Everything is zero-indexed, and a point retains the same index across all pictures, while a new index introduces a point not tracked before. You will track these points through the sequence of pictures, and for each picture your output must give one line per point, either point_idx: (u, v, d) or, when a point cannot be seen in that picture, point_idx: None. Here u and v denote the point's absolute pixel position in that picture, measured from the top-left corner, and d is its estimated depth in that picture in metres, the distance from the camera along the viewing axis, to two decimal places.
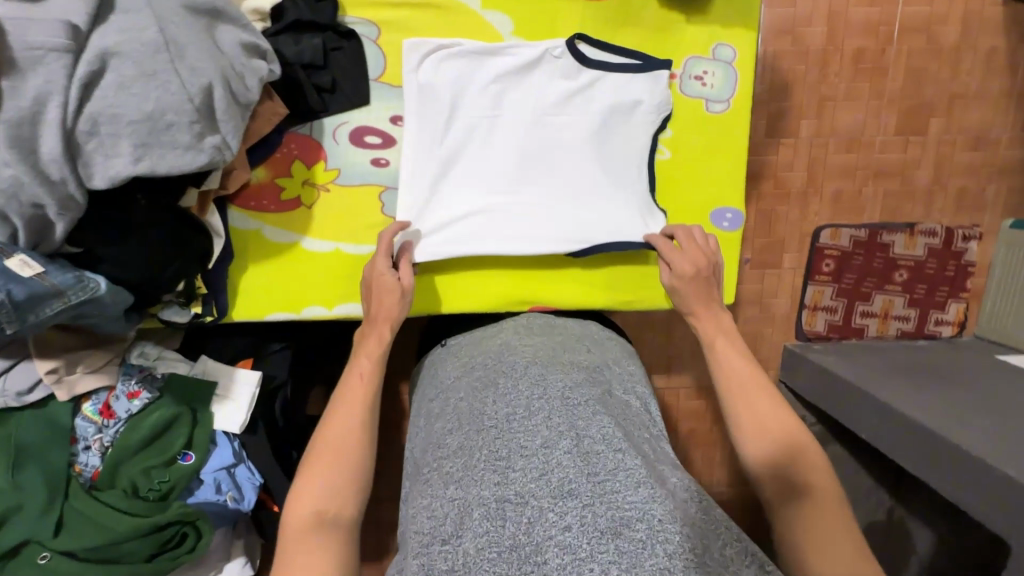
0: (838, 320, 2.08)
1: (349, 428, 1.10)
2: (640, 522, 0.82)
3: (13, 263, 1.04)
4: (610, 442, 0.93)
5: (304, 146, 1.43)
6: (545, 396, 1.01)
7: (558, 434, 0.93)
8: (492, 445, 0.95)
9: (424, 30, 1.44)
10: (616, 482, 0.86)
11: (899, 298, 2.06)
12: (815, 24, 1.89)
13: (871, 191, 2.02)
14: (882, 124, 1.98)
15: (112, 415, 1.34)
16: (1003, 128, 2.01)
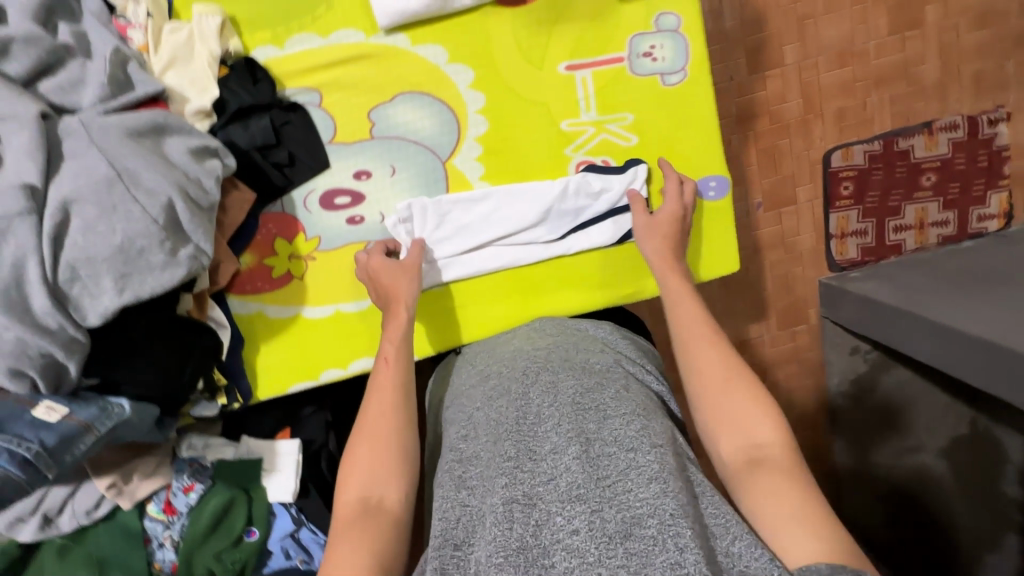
0: (871, 242, 1.49)
1: (382, 383, 0.67)
2: (652, 521, 0.51)
3: (39, 406, 0.62)
4: (623, 437, 0.58)
5: (284, 224, 0.84)
6: (542, 382, 0.65)
7: (543, 414, 0.61)
8: (491, 434, 0.62)
9: None
10: (624, 472, 0.55)
11: (931, 202, 1.47)
12: None
13: (880, 97, 1.42)
14: (873, 29, 1.38)
15: (179, 510, 0.91)
16: None
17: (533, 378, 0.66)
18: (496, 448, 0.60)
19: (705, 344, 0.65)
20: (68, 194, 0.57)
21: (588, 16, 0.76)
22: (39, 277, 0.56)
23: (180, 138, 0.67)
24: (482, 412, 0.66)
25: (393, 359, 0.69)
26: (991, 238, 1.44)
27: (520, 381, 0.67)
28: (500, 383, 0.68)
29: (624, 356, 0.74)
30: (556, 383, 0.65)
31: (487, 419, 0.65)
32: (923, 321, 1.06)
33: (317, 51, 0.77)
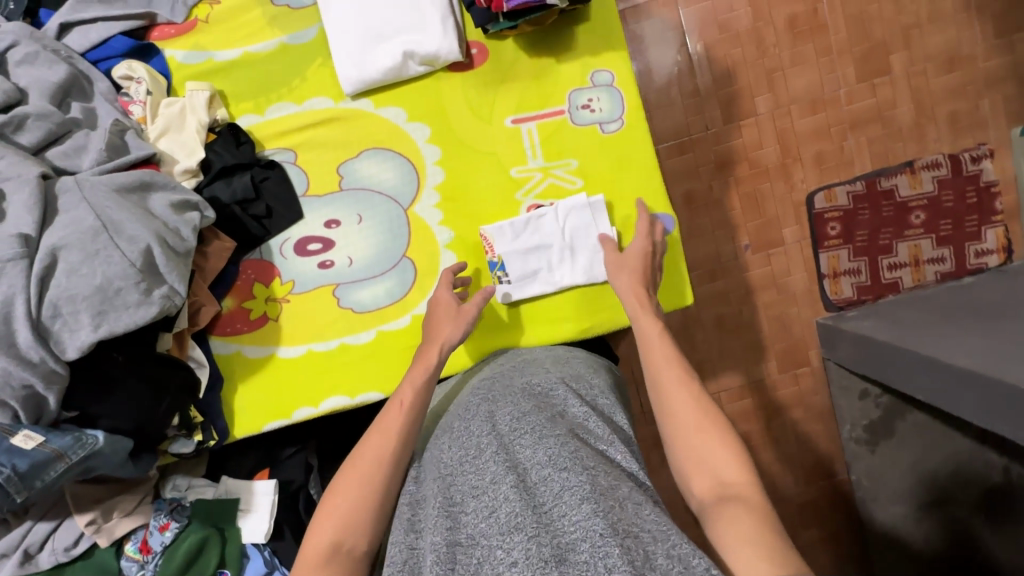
0: (868, 281, 1.43)
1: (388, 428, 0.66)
2: (585, 543, 0.49)
3: (18, 433, 0.68)
4: (557, 457, 0.58)
5: (262, 269, 0.91)
6: (485, 418, 0.66)
7: (481, 447, 0.62)
8: (438, 476, 0.63)
9: None
10: (558, 495, 0.54)
11: (925, 239, 1.42)
12: None
13: (857, 141, 1.42)
14: (841, 77, 1.40)
15: (154, 550, 0.93)
16: (976, 35, 1.39)
17: (475, 414, 0.68)
18: (440, 490, 0.60)
19: (678, 378, 0.63)
20: (58, 242, 0.66)
21: (530, 75, 0.85)
22: (24, 313, 0.63)
23: (164, 194, 0.76)
24: (433, 456, 0.67)
25: (408, 405, 0.68)
26: (992, 273, 1.38)
27: (463, 420, 0.68)
28: (449, 426, 0.69)
29: (572, 378, 0.75)
30: (495, 415, 0.66)
31: (436, 463, 0.65)
32: (918, 356, 1.05)
33: (293, 117, 0.88)
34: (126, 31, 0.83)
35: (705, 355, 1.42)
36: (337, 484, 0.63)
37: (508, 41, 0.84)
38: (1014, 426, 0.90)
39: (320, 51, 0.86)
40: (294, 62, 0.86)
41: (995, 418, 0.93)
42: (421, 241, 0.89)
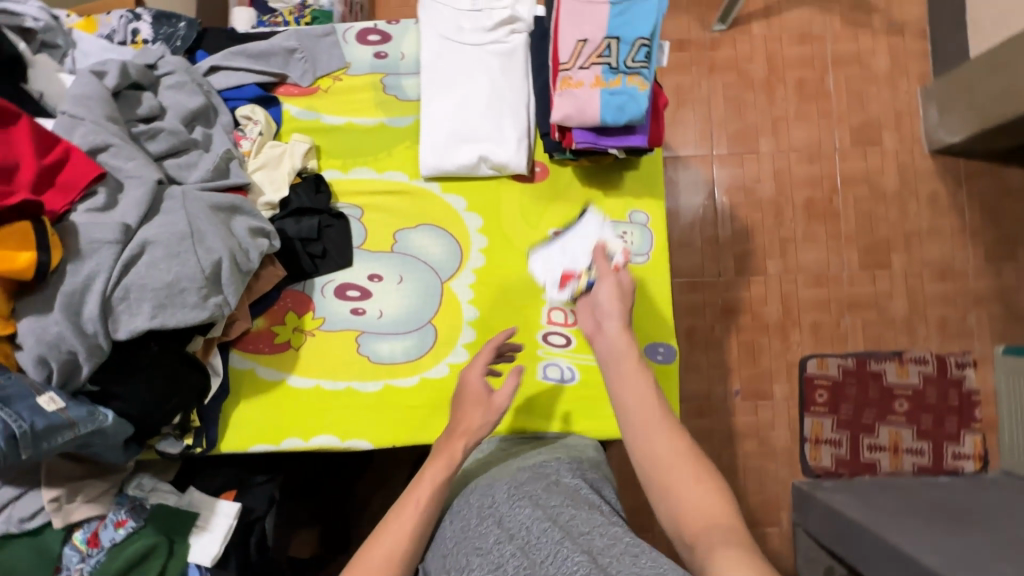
0: (846, 455, 1.48)
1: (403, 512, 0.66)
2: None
3: (44, 394, 0.71)
4: (556, 517, 0.63)
5: (299, 301, 1.00)
6: (483, 489, 0.72)
7: (482, 515, 0.68)
8: (443, 546, 0.69)
9: None
10: (558, 545, 0.58)
11: (906, 428, 1.49)
12: (751, 88, 1.60)
13: (853, 320, 1.54)
14: (845, 260, 1.56)
15: (101, 545, 0.92)
16: (969, 256, 1.56)
17: (473, 490, 0.74)
18: (447, 561, 0.66)
19: (654, 427, 0.60)
20: (150, 237, 0.75)
21: (579, 199, 0.98)
22: (100, 289, 0.71)
23: (246, 219, 0.86)
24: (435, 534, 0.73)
25: (422, 501, 0.67)
26: (965, 478, 1.43)
27: (462, 496, 0.74)
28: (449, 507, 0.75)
29: (565, 459, 0.80)
30: (491, 488, 0.72)
31: (438, 538, 0.71)
32: (885, 544, 1.07)
33: (370, 182, 1.01)
34: (259, 83, 0.99)
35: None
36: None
37: (567, 168, 0.99)
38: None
39: (410, 136, 1.01)
40: (386, 139, 1.01)
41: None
42: (447, 313, 0.98)
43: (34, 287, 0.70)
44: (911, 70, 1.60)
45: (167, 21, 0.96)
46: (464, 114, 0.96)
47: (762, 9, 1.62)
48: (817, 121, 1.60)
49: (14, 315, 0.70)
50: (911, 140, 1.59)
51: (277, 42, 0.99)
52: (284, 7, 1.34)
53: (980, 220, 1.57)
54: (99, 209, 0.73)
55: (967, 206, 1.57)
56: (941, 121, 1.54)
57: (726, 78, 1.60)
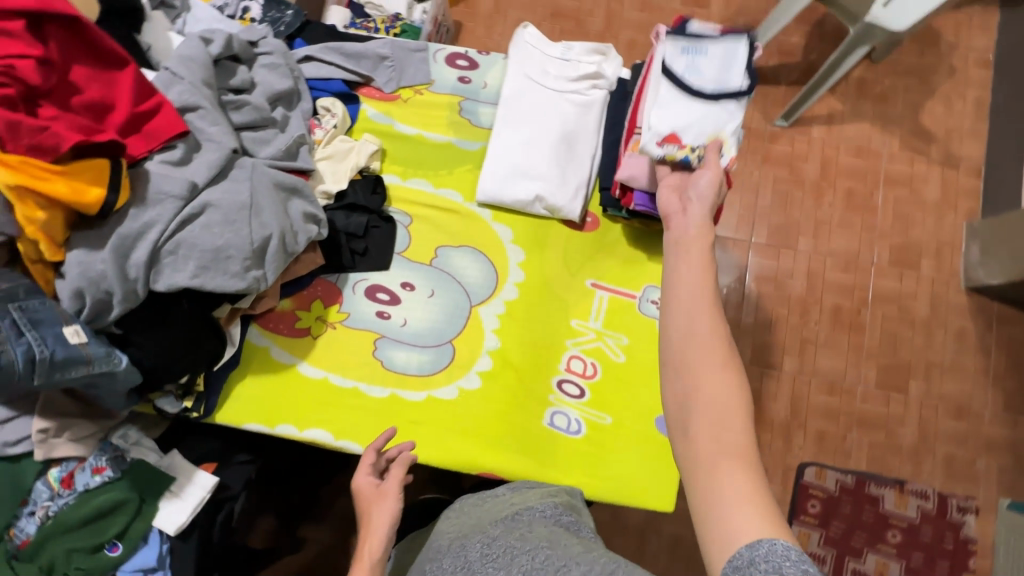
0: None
1: None
2: None
3: (70, 326, 0.71)
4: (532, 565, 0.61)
5: (329, 291, 1.01)
6: (452, 553, 0.70)
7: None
8: None
9: None
10: None
11: (895, 561, 1.43)
12: (800, 187, 1.63)
13: (860, 437, 1.50)
14: (862, 375, 1.54)
15: (74, 487, 0.91)
16: (988, 400, 1.53)
17: (444, 553, 0.72)
18: None
19: (709, 362, 0.54)
20: (211, 200, 0.77)
21: (623, 257, 0.99)
22: (153, 239, 0.73)
23: (303, 203, 0.88)
24: None
25: None
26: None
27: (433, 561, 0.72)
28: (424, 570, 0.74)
29: (538, 505, 0.79)
30: (462, 548, 0.69)
31: None
32: None
33: (425, 194, 1.03)
34: (346, 80, 1.03)
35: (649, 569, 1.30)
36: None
37: (617, 225, 1.00)
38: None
39: (474, 160, 1.04)
40: (451, 158, 1.04)
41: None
42: (470, 338, 0.98)
43: (95, 222, 0.72)
44: (960, 205, 1.62)
45: (276, 7, 1.02)
46: (530, 151, 0.99)
47: (825, 116, 1.66)
48: (859, 233, 1.61)
49: (67, 245, 0.71)
50: (948, 272, 1.59)
51: (372, 46, 1.04)
52: (378, 15, 1.55)
53: (1004, 367, 1.54)
54: (172, 163, 0.75)
55: (994, 350, 1.55)
56: (981, 260, 1.55)
57: (778, 172, 1.64)
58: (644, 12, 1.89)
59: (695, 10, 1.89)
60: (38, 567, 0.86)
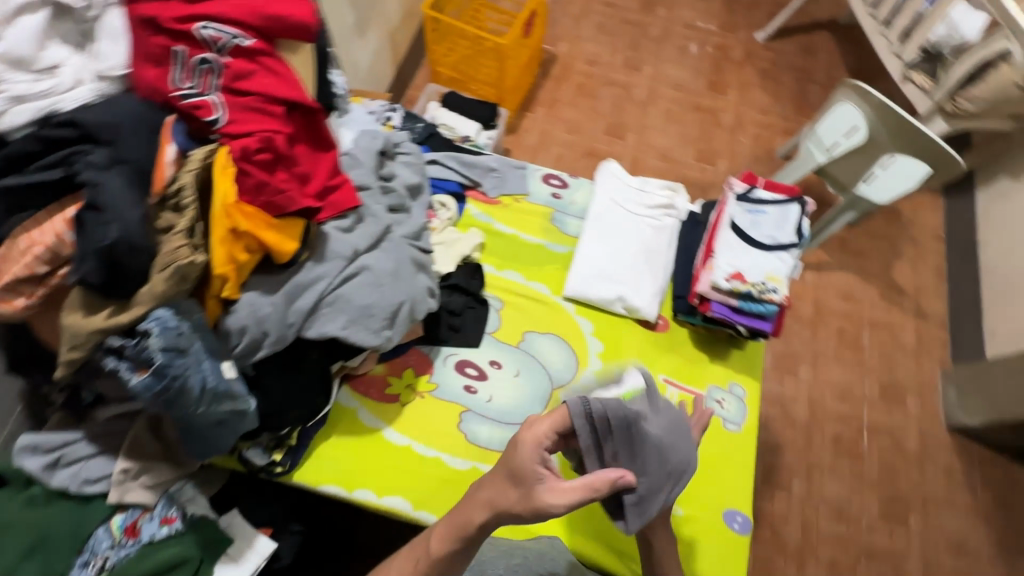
0: None
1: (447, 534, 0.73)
2: None
3: (227, 361, 0.77)
4: None
5: (422, 361, 1.08)
6: None
7: None
8: None
9: (465, 108, 1.94)
10: None
11: None
12: (802, 320, 1.84)
13: (867, 569, 1.53)
14: (865, 504, 1.61)
15: (139, 537, 0.87)
16: (982, 540, 1.59)
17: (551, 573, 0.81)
18: None
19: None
20: (368, 264, 0.88)
21: (689, 356, 1.12)
22: (321, 291, 0.82)
23: (427, 277, 0.99)
24: None
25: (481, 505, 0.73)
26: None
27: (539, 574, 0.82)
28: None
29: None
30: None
31: None
32: None
33: (517, 284, 1.17)
34: (457, 181, 1.22)
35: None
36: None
37: (683, 329, 1.15)
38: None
39: (560, 260, 1.20)
40: (541, 256, 1.20)
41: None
42: None
43: (274, 269, 0.81)
44: (933, 352, 1.82)
45: (411, 120, 1.24)
46: (613, 259, 1.16)
47: (815, 263, 1.92)
48: (852, 366, 1.78)
49: (244, 285, 0.78)
50: (931, 411, 1.74)
51: (483, 159, 1.24)
52: (450, 134, 1.89)
53: (993, 508, 1.63)
54: (343, 230, 0.87)
55: (980, 489, 1.64)
56: (959, 402, 1.71)
57: None
58: (664, 163, 2.25)
59: (705, 167, 2.27)
60: None
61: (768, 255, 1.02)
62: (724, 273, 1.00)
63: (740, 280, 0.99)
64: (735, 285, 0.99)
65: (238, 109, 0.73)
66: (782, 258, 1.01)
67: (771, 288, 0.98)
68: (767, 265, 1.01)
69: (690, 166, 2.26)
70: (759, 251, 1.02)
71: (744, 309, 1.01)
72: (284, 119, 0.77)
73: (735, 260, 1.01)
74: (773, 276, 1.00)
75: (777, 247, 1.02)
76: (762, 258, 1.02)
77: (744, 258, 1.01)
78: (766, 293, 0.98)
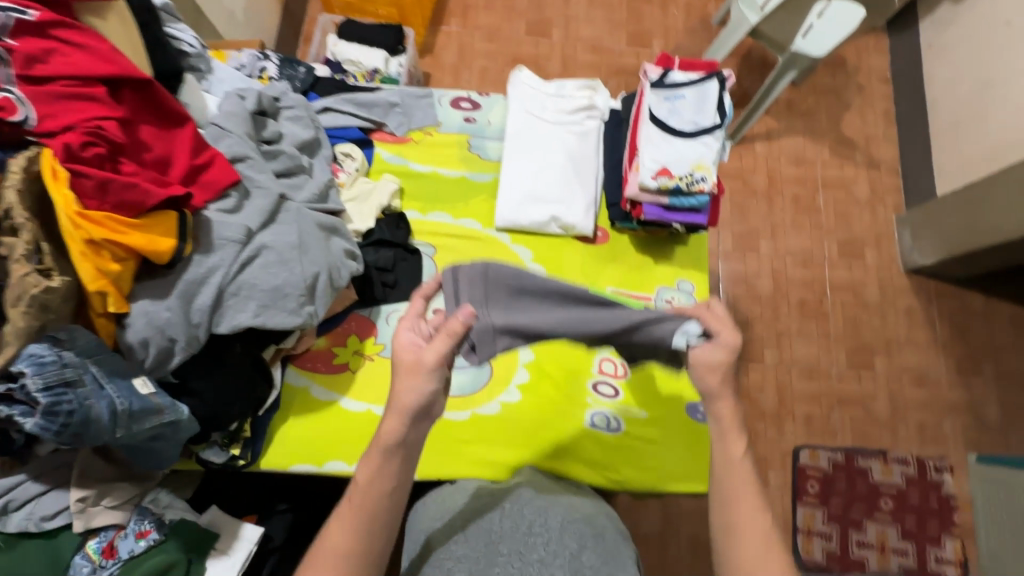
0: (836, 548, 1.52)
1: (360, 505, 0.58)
2: None
3: (138, 376, 0.73)
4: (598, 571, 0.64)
5: (364, 325, 1.04)
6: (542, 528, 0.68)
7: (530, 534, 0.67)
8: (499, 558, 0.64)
9: (366, 35, 1.74)
10: None
11: (892, 528, 1.54)
12: (756, 194, 1.80)
13: (840, 416, 1.64)
14: (834, 359, 1.68)
15: (117, 556, 0.87)
16: (943, 367, 1.68)
17: (525, 504, 0.72)
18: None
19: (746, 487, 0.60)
20: (267, 242, 0.81)
21: (634, 263, 1.10)
22: (217, 283, 0.75)
23: (342, 240, 0.93)
24: (481, 529, 0.69)
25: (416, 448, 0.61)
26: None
27: (514, 507, 0.72)
28: (489, 525, 0.68)
29: (602, 508, 0.82)
30: (547, 512, 0.71)
31: (487, 536, 0.67)
32: None
33: (445, 225, 1.10)
34: (359, 126, 1.12)
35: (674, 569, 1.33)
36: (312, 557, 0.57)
37: (624, 236, 1.12)
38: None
39: (486, 191, 1.13)
40: (466, 190, 1.13)
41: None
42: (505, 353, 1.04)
43: (159, 271, 0.74)
44: (887, 200, 1.81)
45: (290, 66, 1.10)
46: (539, 177, 1.09)
47: (764, 134, 1.86)
48: (810, 231, 1.78)
49: (130, 296, 0.72)
50: (889, 259, 1.77)
51: (381, 96, 1.13)
52: (356, 70, 1.71)
53: (951, 335, 1.71)
54: (227, 211, 0.79)
55: (939, 322, 1.72)
56: (914, 245, 1.73)
57: (733, 185, 1.80)
58: (595, 55, 2.09)
59: (639, 51, 2.11)
60: None
61: (692, 143, 0.95)
62: (650, 172, 0.94)
63: (667, 176, 0.94)
64: (662, 183, 0.93)
65: (47, 100, 0.64)
66: (707, 144, 0.95)
67: (699, 177, 0.93)
68: (692, 154, 0.95)
69: (624, 53, 2.10)
70: (682, 141, 0.96)
71: (675, 206, 0.96)
72: (110, 101, 0.68)
73: (659, 156, 0.95)
74: (700, 165, 0.94)
75: (701, 133, 0.96)
76: (687, 147, 0.95)
77: (668, 151, 0.95)
78: (694, 184, 0.93)
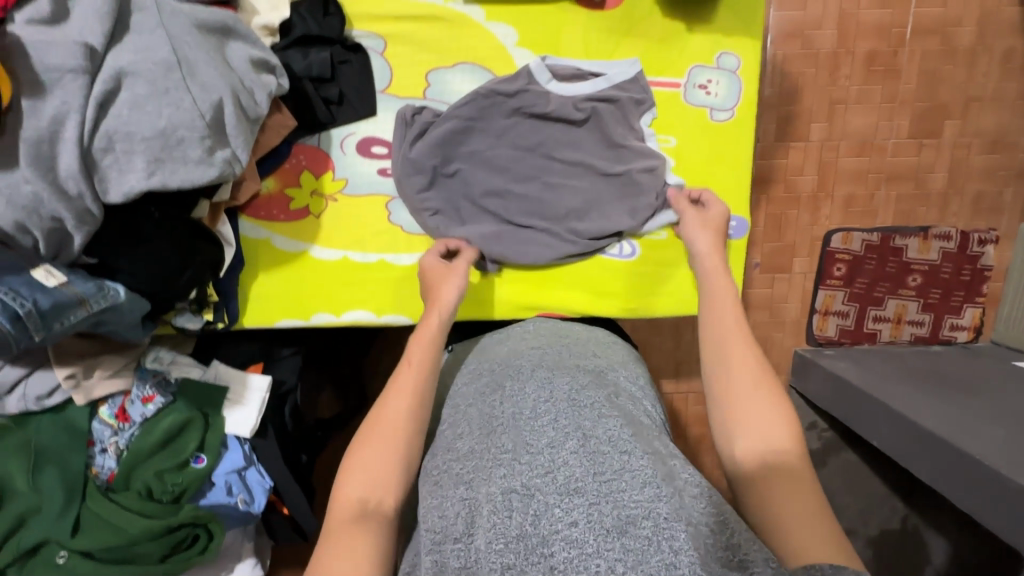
0: (850, 325, 1.43)
1: (389, 420, 0.59)
2: (647, 522, 0.46)
3: (38, 267, 0.60)
4: (618, 438, 0.54)
5: (315, 158, 0.83)
6: (549, 398, 0.58)
7: (536, 408, 0.57)
8: (500, 439, 0.55)
9: None
10: (619, 472, 0.50)
11: (913, 302, 1.42)
12: None
13: (886, 194, 1.40)
14: (895, 126, 1.36)
15: (132, 419, 0.88)
16: None
17: (528, 374, 0.63)
18: (472, 471, 0.54)
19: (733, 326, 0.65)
20: (125, 65, 0.57)
21: (658, 34, 0.82)
22: (75, 138, 0.56)
23: (243, 45, 0.67)
24: (480, 411, 0.61)
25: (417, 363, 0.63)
26: (960, 350, 1.40)
27: (514, 376, 0.63)
28: (491, 411, 0.59)
29: (617, 362, 0.72)
30: (551, 380, 0.61)
31: (486, 416, 0.59)
32: (887, 408, 1.13)
33: (392, 1, 0.80)
34: None
35: (687, 355, 1.36)
36: (364, 433, 0.59)
37: None
38: (981, 505, 0.96)
39: None
40: None
41: (960, 491, 1.00)
42: None
43: None
44: None
45: None
46: None
47: None
48: None
49: None
50: None
51: None
52: None
53: None
54: (47, 23, 0.55)
55: None
56: None
57: None
58: None
59: None
60: (137, 495, 0.86)
61: None
62: None
63: None
64: None
65: None
66: None
67: None
68: None
69: None
70: None
71: None
72: None
73: None
74: None
75: None
76: None
77: None
78: None
